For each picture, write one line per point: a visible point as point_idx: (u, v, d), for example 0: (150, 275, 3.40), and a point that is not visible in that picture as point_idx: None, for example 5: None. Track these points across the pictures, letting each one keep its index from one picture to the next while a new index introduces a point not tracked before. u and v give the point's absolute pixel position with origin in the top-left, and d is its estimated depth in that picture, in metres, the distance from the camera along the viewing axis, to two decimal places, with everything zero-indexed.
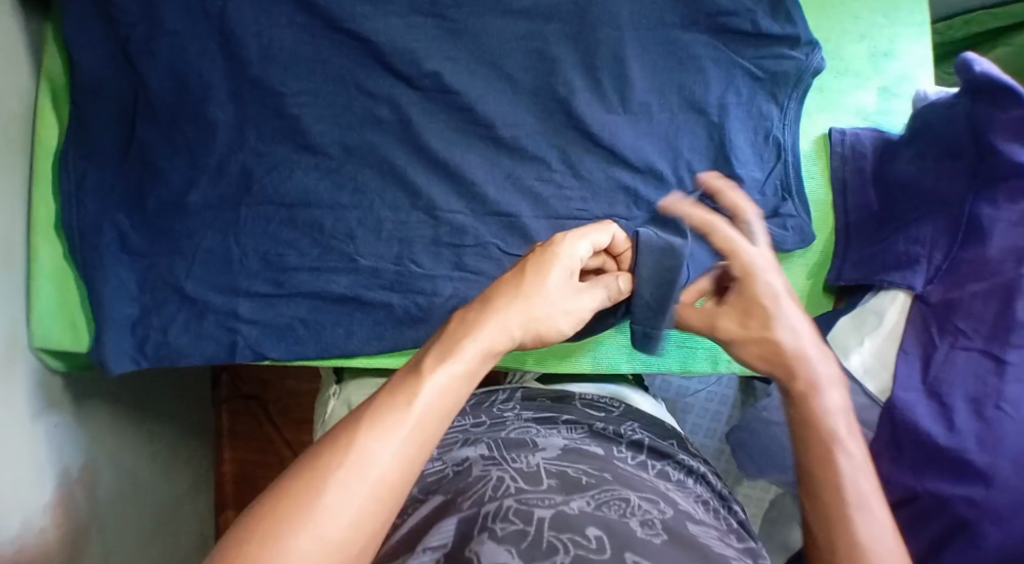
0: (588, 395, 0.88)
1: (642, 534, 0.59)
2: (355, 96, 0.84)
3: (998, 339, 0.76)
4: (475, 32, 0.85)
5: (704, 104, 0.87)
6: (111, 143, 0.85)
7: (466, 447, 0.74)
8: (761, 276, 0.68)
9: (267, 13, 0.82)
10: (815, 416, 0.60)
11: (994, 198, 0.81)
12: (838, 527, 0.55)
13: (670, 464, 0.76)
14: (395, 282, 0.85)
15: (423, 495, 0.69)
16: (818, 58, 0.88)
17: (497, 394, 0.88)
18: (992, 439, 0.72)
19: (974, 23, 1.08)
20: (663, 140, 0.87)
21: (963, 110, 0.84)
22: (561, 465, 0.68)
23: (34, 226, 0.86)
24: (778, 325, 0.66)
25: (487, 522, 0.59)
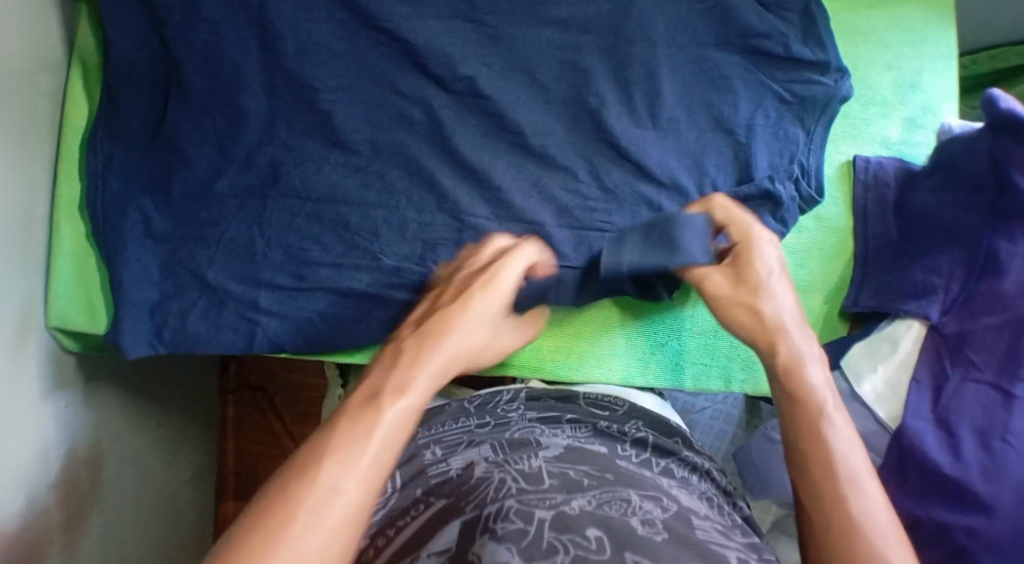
0: (593, 393, 0.86)
1: (643, 532, 0.59)
2: (388, 95, 0.85)
3: (1008, 373, 0.78)
4: (510, 39, 0.86)
5: (732, 122, 0.88)
6: (139, 126, 0.85)
7: (470, 449, 0.74)
8: (762, 243, 0.76)
9: (306, 11, 0.84)
10: (813, 416, 0.64)
11: (1011, 233, 0.82)
12: (833, 499, 0.59)
13: (675, 462, 0.75)
14: (418, 282, 0.84)
15: (426, 496, 0.69)
16: (846, 85, 0.89)
17: (502, 394, 0.86)
18: (996, 470, 0.74)
19: (999, 59, 1.10)
20: (690, 157, 0.88)
21: (985, 144, 0.86)
22: (561, 466, 0.68)
23: (57, 204, 0.86)
24: (773, 288, 0.73)
25: (488, 522, 0.59)
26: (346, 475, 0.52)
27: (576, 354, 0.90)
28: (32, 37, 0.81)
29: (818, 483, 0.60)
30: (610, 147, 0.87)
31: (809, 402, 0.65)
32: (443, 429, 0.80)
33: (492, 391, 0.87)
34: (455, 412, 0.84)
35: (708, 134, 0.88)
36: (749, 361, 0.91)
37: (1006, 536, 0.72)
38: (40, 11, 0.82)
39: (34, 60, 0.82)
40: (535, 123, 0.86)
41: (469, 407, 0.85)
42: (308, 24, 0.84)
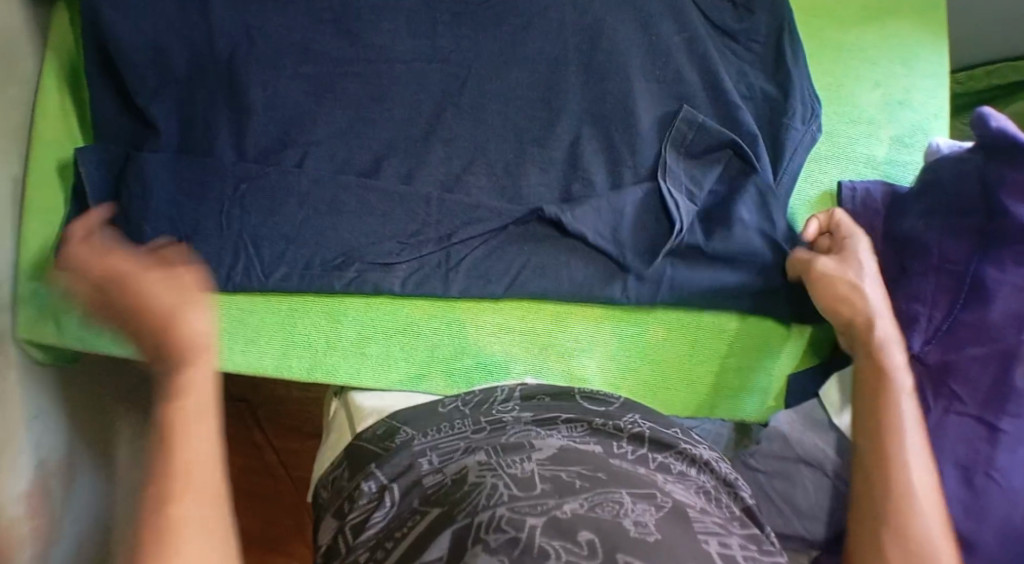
0: (589, 388, 0.81)
1: (634, 534, 0.58)
2: (348, 108, 0.83)
3: (993, 406, 0.76)
4: (477, 54, 0.84)
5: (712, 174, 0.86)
6: (102, 121, 0.82)
7: (466, 455, 0.70)
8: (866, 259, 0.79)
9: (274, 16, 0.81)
10: (888, 455, 0.70)
11: (999, 260, 0.80)
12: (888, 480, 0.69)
13: (673, 456, 0.72)
14: (350, 281, 0.82)
15: (423, 505, 0.67)
16: (814, 98, 0.88)
17: (498, 392, 0.82)
18: (977, 507, 0.73)
19: (996, 76, 1.06)
20: (664, 181, 0.84)
21: (976, 167, 0.83)
22: (554, 468, 0.66)
23: (29, 211, 0.84)
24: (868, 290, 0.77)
25: (480, 532, 0.58)
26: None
27: (549, 360, 0.86)
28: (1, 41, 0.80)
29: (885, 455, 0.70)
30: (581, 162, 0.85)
31: (886, 435, 0.71)
32: (438, 435, 0.76)
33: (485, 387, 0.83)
34: (449, 414, 0.79)
35: (690, 180, 0.85)
36: (726, 388, 0.89)
37: None
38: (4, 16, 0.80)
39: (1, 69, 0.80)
40: (507, 138, 0.84)
41: (464, 407, 0.80)
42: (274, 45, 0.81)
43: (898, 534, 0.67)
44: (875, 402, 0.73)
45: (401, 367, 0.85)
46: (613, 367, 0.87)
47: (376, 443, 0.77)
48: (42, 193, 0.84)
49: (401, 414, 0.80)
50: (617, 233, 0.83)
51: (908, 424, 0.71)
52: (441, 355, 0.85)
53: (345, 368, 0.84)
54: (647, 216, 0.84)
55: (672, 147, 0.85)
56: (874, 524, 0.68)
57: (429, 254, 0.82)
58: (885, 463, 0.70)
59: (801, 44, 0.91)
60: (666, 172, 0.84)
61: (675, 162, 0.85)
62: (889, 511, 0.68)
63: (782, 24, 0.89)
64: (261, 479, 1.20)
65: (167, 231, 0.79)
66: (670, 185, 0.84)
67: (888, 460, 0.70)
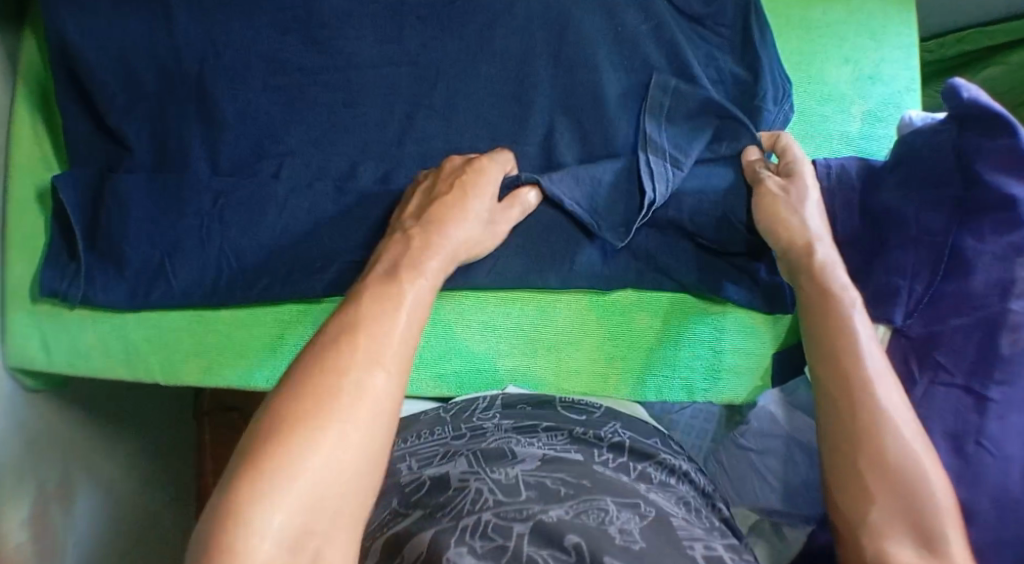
0: (568, 397, 0.83)
1: (619, 541, 0.60)
2: (320, 116, 0.83)
3: (979, 375, 0.76)
4: (443, 53, 0.84)
5: (699, 139, 0.84)
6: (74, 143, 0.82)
7: (445, 462, 0.72)
8: (806, 176, 0.81)
9: (239, 26, 0.82)
10: (850, 376, 0.69)
11: (979, 230, 0.81)
12: (859, 398, 0.68)
13: (653, 466, 0.73)
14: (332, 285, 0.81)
15: (403, 507, 0.68)
16: (782, 71, 0.88)
17: (478, 402, 0.83)
18: (970, 475, 0.72)
19: (966, 42, 1.05)
20: (646, 151, 0.82)
21: (950, 138, 0.83)
22: (538, 476, 0.68)
23: (11, 241, 0.84)
24: (808, 209, 0.79)
25: (465, 537, 0.60)
26: (299, 480, 0.52)
27: (534, 356, 0.86)
28: None
29: (847, 374, 0.69)
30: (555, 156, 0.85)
31: (845, 353, 0.71)
32: (417, 442, 0.78)
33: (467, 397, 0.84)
34: (432, 423, 0.81)
35: (674, 142, 0.83)
36: (714, 371, 0.88)
37: (983, 542, 0.70)
38: None
39: None
40: (480, 138, 0.84)
41: (445, 415, 0.82)
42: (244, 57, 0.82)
43: (874, 464, 0.66)
44: (831, 328, 0.72)
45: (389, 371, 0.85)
46: (599, 358, 0.87)
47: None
48: (20, 222, 0.84)
49: None
50: (594, 204, 0.81)
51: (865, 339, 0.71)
52: (427, 357, 0.85)
53: None
54: (626, 182, 0.82)
55: (652, 118, 0.84)
56: (844, 458, 0.68)
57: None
58: (851, 388, 0.69)
59: (768, 21, 0.91)
60: (645, 143, 0.83)
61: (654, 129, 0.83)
62: (856, 427, 0.67)
63: (749, 5, 0.87)
64: None
65: (154, 251, 0.80)
66: (650, 154, 0.82)
67: (849, 383, 0.69)
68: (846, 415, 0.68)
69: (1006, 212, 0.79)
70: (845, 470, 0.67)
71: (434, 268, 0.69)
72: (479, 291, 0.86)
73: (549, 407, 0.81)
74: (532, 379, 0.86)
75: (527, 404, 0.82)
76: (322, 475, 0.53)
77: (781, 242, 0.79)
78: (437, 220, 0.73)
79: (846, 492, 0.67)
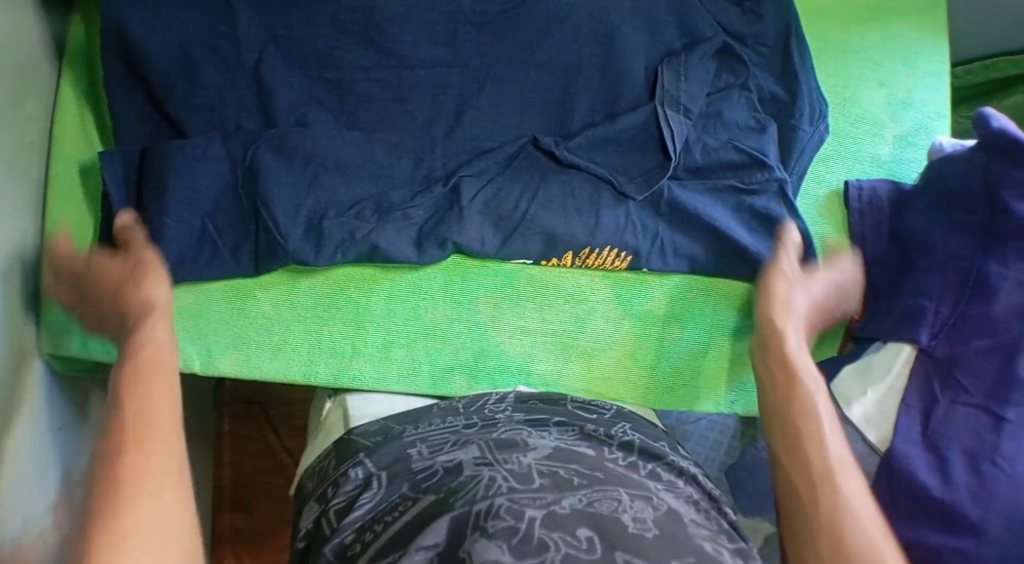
0: (580, 397, 0.84)
1: (633, 530, 0.58)
2: (367, 114, 0.85)
3: (998, 397, 0.78)
4: (491, 58, 0.86)
5: (723, 106, 0.90)
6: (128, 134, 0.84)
7: (456, 449, 0.72)
8: (787, 237, 0.82)
9: (286, 19, 0.83)
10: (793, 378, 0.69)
11: (1003, 256, 0.82)
12: (798, 416, 0.66)
13: (661, 466, 0.74)
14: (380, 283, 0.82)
15: (413, 493, 0.68)
16: (816, 91, 0.92)
17: (490, 396, 0.84)
18: (985, 492, 0.74)
19: (994, 70, 1.08)
20: (661, 107, 0.88)
21: (979, 167, 0.85)
22: (551, 465, 0.67)
23: (51, 227, 0.85)
24: (783, 240, 0.82)
25: (480, 521, 0.58)
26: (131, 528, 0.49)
27: (567, 360, 0.88)
28: (16, 56, 0.80)
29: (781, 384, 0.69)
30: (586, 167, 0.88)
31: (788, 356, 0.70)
32: (428, 429, 0.78)
33: (478, 394, 0.85)
34: (443, 413, 0.81)
35: (688, 100, 0.89)
36: (742, 383, 0.90)
37: (996, 560, 0.71)
38: (19, 30, 0.81)
39: (20, 85, 0.81)
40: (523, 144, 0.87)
41: (458, 406, 0.82)
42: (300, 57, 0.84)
43: (809, 499, 0.61)
44: (780, 375, 0.70)
45: (427, 370, 0.86)
46: (630, 363, 0.89)
47: (367, 439, 0.79)
48: (62, 209, 0.86)
49: (393, 415, 0.82)
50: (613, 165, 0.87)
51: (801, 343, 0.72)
52: (464, 357, 0.87)
53: (370, 372, 0.85)
54: (645, 138, 0.88)
55: (671, 74, 0.89)
56: (788, 479, 0.63)
57: (422, 219, 0.84)
58: (783, 433, 0.66)
59: (805, 41, 0.94)
60: (662, 100, 0.88)
61: (682, 89, 0.89)
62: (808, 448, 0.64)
63: (789, 28, 0.92)
64: (274, 478, 1.20)
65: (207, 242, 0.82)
66: (667, 112, 0.88)
67: (788, 398, 0.68)
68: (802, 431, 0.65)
69: None
70: (792, 515, 0.61)
71: (159, 298, 0.68)
72: (512, 290, 0.88)
73: (559, 403, 0.81)
74: (564, 384, 0.88)
75: (537, 402, 0.83)
76: (147, 525, 0.49)
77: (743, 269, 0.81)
78: (149, 272, 0.71)
79: (791, 512, 0.61)
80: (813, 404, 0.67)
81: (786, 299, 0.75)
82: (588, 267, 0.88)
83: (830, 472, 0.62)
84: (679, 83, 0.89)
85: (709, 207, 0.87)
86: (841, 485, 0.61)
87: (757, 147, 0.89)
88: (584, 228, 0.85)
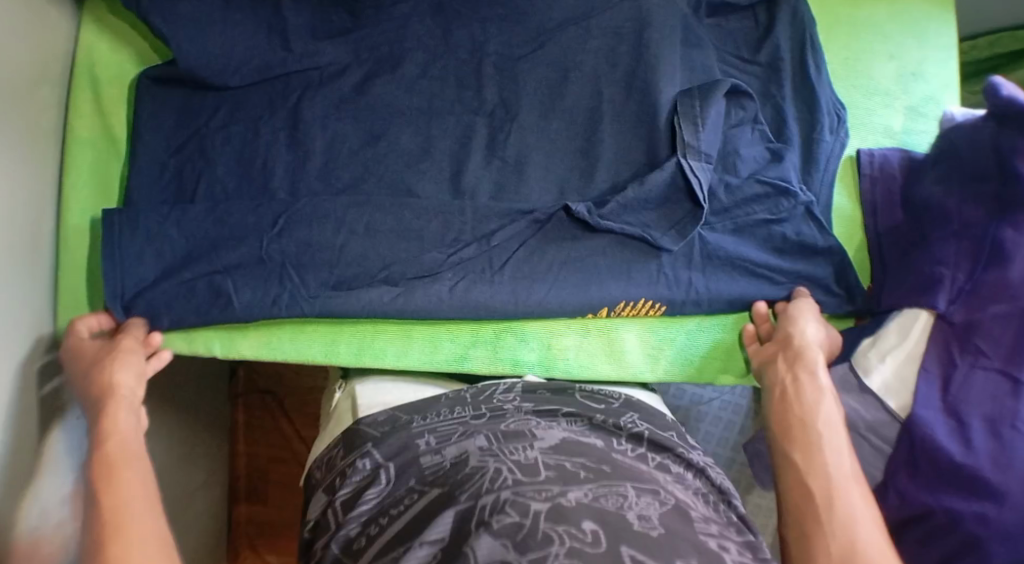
0: (588, 387, 0.84)
1: (638, 527, 0.59)
2: (390, 92, 0.86)
3: (1017, 362, 0.77)
4: (512, 36, 0.88)
5: (737, 143, 0.88)
6: (156, 126, 0.86)
7: (464, 440, 0.72)
8: (802, 318, 0.84)
9: (320, 15, 0.87)
10: (807, 430, 0.73)
11: (1016, 223, 0.80)
12: (811, 457, 0.71)
13: (670, 458, 0.74)
14: (402, 266, 0.83)
15: (420, 486, 0.69)
16: (819, 55, 0.92)
17: (499, 386, 0.84)
18: (1005, 458, 0.73)
19: (999, 44, 1.09)
20: (683, 155, 0.84)
21: (990, 135, 0.85)
22: (558, 457, 0.68)
23: (67, 213, 0.86)
24: (801, 320, 0.84)
25: (484, 515, 0.60)
26: None
27: (585, 336, 0.88)
28: (32, 45, 0.81)
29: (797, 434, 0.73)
30: (613, 191, 0.86)
31: (806, 412, 0.75)
32: (436, 419, 0.78)
33: (488, 382, 0.85)
34: (452, 403, 0.81)
35: (712, 148, 0.85)
36: None
37: (1014, 522, 0.70)
38: (33, 12, 0.81)
39: (35, 73, 0.82)
40: (543, 117, 0.87)
41: (466, 396, 0.82)
42: (321, 42, 0.86)
43: (819, 507, 0.67)
44: (801, 378, 0.78)
45: (447, 346, 0.87)
46: (649, 337, 0.89)
47: (375, 429, 0.79)
48: (75, 194, 0.86)
49: (402, 407, 0.81)
50: (640, 219, 0.86)
51: (823, 399, 0.75)
52: (484, 335, 0.87)
53: (391, 349, 0.86)
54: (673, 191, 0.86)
55: (688, 122, 0.85)
56: (797, 494, 0.69)
57: (471, 258, 0.84)
58: (791, 443, 0.73)
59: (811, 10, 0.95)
60: (684, 150, 0.84)
61: (702, 135, 0.84)
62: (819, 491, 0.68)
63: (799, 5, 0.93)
64: (289, 469, 1.20)
65: (224, 224, 0.82)
66: (692, 162, 0.84)
67: (802, 447, 0.72)
68: (809, 479, 0.69)
69: None
70: (795, 516, 0.68)
71: (122, 385, 0.76)
72: None
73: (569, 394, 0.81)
74: (584, 360, 0.88)
75: (546, 391, 0.83)
76: None
77: (761, 354, 0.84)
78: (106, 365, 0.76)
79: (798, 512, 0.68)
80: (819, 414, 0.74)
81: (798, 329, 0.83)
82: (624, 316, 0.88)
83: (841, 513, 0.66)
84: (698, 134, 0.84)
85: (742, 248, 0.87)
86: (846, 495, 0.67)
87: (780, 177, 0.87)
88: (619, 278, 0.86)
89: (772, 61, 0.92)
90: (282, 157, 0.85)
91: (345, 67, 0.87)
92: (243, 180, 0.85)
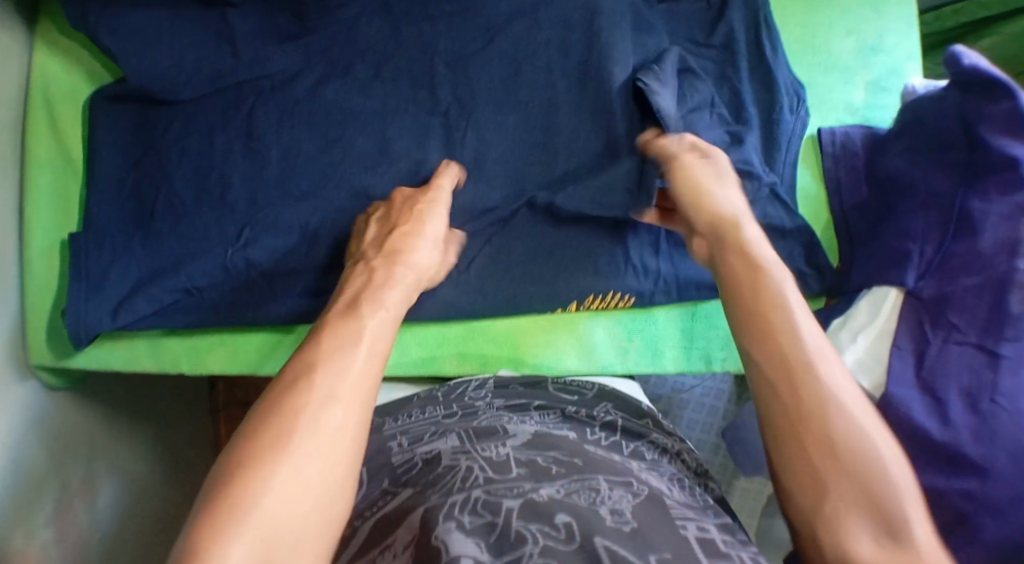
0: (559, 379, 0.83)
1: (611, 523, 0.57)
2: (343, 94, 0.85)
3: (992, 332, 0.73)
4: (462, 33, 0.87)
5: (698, 127, 0.85)
6: (112, 145, 0.86)
7: (436, 440, 0.71)
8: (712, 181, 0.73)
9: (267, 19, 0.86)
10: (767, 318, 0.62)
11: (985, 191, 0.79)
12: (769, 344, 0.61)
13: (644, 444, 0.73)
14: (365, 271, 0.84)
15: (393, 487, 0.67)
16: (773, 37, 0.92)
17: (471, 382, 0.83)
18: (988, 430, 0.69)
19: (962, 13, 1.08)
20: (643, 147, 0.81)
21: (954, 103, 0.82)
22: (530, 453, 0.66)
23: (29, 237, 0.86)
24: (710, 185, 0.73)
25: (453, 511, 0.58)
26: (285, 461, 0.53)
27: (551, 334, 0.88)
28: None
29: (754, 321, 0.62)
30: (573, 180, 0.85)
31: (756, 292, 0.63)
32: (410, 420, 0.78)
33: (457, 380, 0.84)
34: (423, 403, 0.81)
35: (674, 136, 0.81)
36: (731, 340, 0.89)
37: (1004, 497, 0.66)
38: None
39: None
40: (497, 111, 0.86)
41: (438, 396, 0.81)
42: (272, 49, 0.85)
43: (792, 406, 0.59)
44: (735, 261, 0.66)
45: (414, 352, 0.87)
46: (617, 330, 0.89)
47: None
48: (36, 218, 0.86)
49: (373, 408, 0.81)
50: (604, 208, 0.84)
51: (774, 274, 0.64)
52: (451, 337, 0.87)
53: None
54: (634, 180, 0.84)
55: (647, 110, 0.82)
56: (765, 394, 0.60)
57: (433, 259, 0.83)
58: (751, 333, 0.62)
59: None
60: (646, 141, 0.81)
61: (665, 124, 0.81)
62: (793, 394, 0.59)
63: None
64: None
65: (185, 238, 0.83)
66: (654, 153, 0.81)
67: (762, 336, 0.61)
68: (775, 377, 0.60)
69: (1011, 173, 0.77)
70: (773, 432, 0.59)
71: None
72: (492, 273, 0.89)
73: (540, 386, 0.81)
74: (550, 356, 0.88)
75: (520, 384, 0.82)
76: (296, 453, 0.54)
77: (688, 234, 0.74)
78: None
79: (772, 419, 0.60)
80: (773, 291, 0.63)
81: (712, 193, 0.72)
82: (591, 309, 0.88)
83: (822, 410, 0.58)
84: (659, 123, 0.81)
85: None
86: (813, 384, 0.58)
87: (742, 160, 0.85)
88: (587, 270, 0.86)
89: (727, 42, 0.92)
90: (237, 166, 0.84)
91: (296, 74, 0.86)
92: (202, 191, 0.83)
